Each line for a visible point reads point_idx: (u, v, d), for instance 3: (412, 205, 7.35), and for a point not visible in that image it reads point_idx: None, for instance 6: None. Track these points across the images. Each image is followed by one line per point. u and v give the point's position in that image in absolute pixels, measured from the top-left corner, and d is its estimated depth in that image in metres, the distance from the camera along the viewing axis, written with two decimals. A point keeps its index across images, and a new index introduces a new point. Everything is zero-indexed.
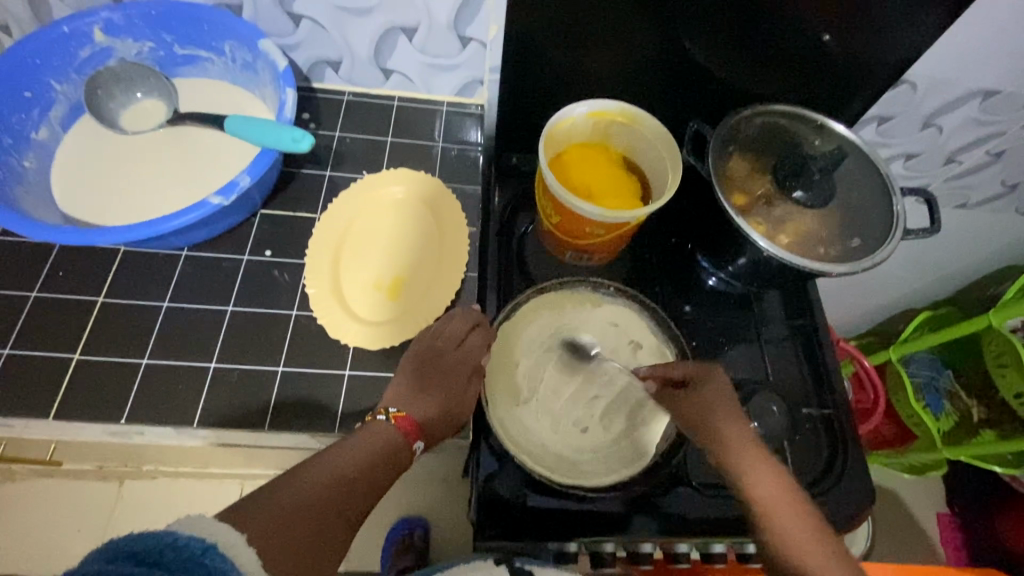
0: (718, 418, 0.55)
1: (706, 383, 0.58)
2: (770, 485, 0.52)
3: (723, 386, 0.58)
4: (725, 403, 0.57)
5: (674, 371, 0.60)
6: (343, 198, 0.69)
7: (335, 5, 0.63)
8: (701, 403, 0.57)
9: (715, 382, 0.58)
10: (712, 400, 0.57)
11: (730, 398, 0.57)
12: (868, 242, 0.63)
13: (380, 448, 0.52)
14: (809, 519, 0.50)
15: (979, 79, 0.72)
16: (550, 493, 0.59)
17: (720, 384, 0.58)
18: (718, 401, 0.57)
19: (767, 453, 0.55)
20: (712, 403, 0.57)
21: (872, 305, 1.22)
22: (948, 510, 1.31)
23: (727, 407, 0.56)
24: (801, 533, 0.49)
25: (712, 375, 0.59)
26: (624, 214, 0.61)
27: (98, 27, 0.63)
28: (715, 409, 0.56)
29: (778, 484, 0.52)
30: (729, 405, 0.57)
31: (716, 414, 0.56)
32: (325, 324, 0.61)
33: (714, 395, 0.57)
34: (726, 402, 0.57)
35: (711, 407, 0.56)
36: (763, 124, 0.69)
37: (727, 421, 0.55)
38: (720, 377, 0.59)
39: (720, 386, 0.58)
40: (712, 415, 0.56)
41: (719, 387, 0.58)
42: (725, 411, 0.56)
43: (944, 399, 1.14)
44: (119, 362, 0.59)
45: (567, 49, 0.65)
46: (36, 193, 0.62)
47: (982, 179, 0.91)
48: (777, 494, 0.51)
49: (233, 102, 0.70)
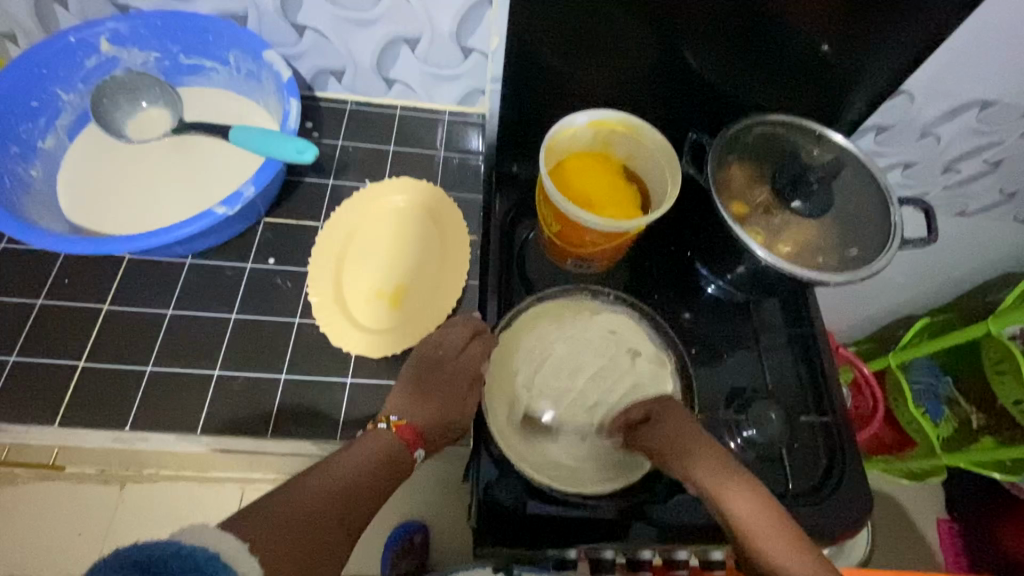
0: (678, 445, 0.57)
1: (663, 414, 0.60)
2: (742, 503, 0.52)
3: (681, 414, 0.60)
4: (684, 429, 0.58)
5: (636, 410, 0.61)
6: (346, 206, 0.69)
7: (338, 16, 0.64)
8: (660, 434, 0.58)
9: (674, 411, 0.60)
10: (670, 427, 0.58)
11: (687, 423, 0.59)
12: (865, 252, 0.64)
13: (382, 458, 0.53)
14: (785, 532, 0.49)
15: (976, 90, 0.72)
16: (550, 499, 0.60)
17: (675, 412, 0.60)
18: (676, 429, 0.58)
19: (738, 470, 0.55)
20: (673, 431, 0.58)
21: (872, 312, 1.23)
22: (948, 516, 1.31)
23: (688, 433, 0.57)
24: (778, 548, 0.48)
25: (666, 405, 0.61)
26: (624, 224, 0.61)
27: (104, 37, 0.64)
28: (674, 437, 0.57)
29: (750, 500, 0.52)
30: (689, 429, 0.58)
31: (676, 441, 0.57)
32: (328, 332, 0.62)
33: (670, 424, 0.58)
34: (686, 429, 0.58)
35: (672, 435, 0.57)
36: (762, 134, 0.70)
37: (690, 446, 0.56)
38: (676, 406, 0.60)
39: (674, 413, 0.60)
40: (675, 442, 0.57)
41: (676, 415, 0.59)
42: (683, 436, 0.57)
43: (943, 405, 1.15)
44: (124, 369, 0.59)
45: (568, 60, 0.65)
46: (43, 202, 0.63)
47: (979, 188, 0.92)
48: (750, 511, 0.51)
49: (237, 112, 0.70)
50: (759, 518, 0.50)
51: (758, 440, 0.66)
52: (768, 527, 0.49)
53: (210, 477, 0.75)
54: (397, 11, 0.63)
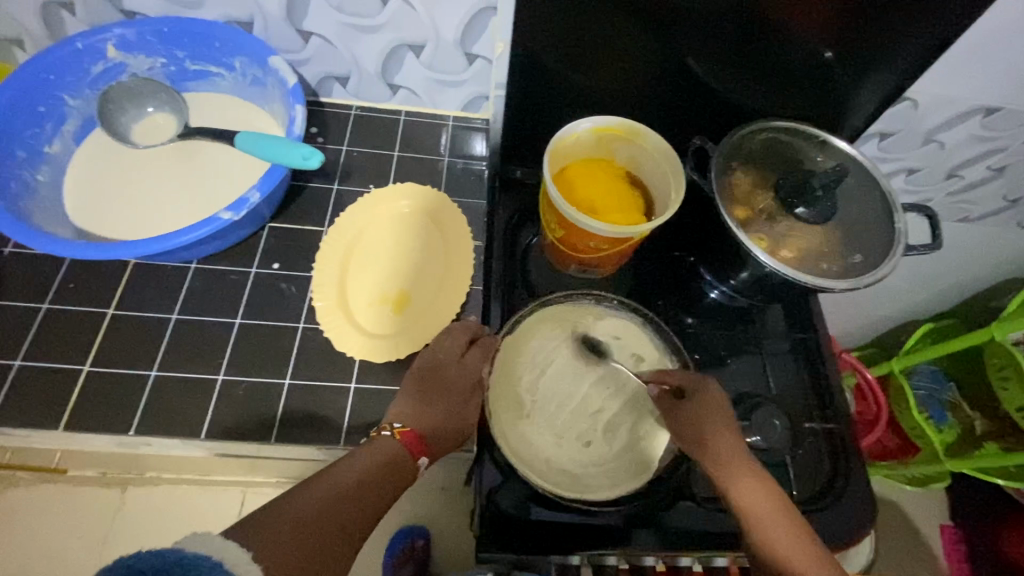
0: (710, 428, 0.57)
1: (701, 392, 0.60)
2: (749, 494, 0.54)
3: (718, 395, 0.60)
4: (718, 414, 0.58)
5: (670, 379, 0.62)
6: (350, 211, 0.69)
7: (344, 22, 0.64)
8: (695, 413, 0.58)
9: (702, 391, 0.60)
10: (705, 409, 0.59)
11: (723, 407, 0.59)
12: (869, 258, 0.64)
13: (384, 463, 0.54)
14: (787, 527, 0.52)
15: (979, 97, 0.72)
16: (552, 506, 0.60)
17: (713, 395, 0.60)
18: (712, 412, 0.59)
19: (751, 461, 0.56)
20: (695, 414, 0.58)
21: (874, 317, 1.23)
22: (951, 522, 1.30)
23: (720, 418, 0.58)
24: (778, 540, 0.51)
25: (707, 387, 0.60)
26: (628, 230, 0.62)
27: (111, 43, 0.64)
28: (706, 419, 0.58)
29: (757, 492, 0.54)
30: (723, 415, 0.59)
31: (708, 424, 0.58)
32: (332, 337, 0.62)
33: (706, 406, 0.59)
34: (720, 413, 0.59)
35: (694, 418, 0.58)
36: (765, 140, 0.70)
37: (720, 432, 0.57)
38: (715, 389, 0.60)
39: (713, 395, 0.60)
40: (694, 426, 0.58)
41: (714, 397, 0.60)
42: (717, 421, 0.58)
43: (947, 411, 1.14)
44: (128, 373, 0.60)
45: (573, 67, 0.66)
46: (49, 207, 0.63)
47: (983, 194, 0.92)
48: (754, 503, 0.53)
49: (242, 117, 0.71)
50: (771, 513, 0.53)
51: (763, 447, 0.66)
52: (778, 522, 0.52)
53: (212, 480, 0.75)
54: (402, 17, 0.63)
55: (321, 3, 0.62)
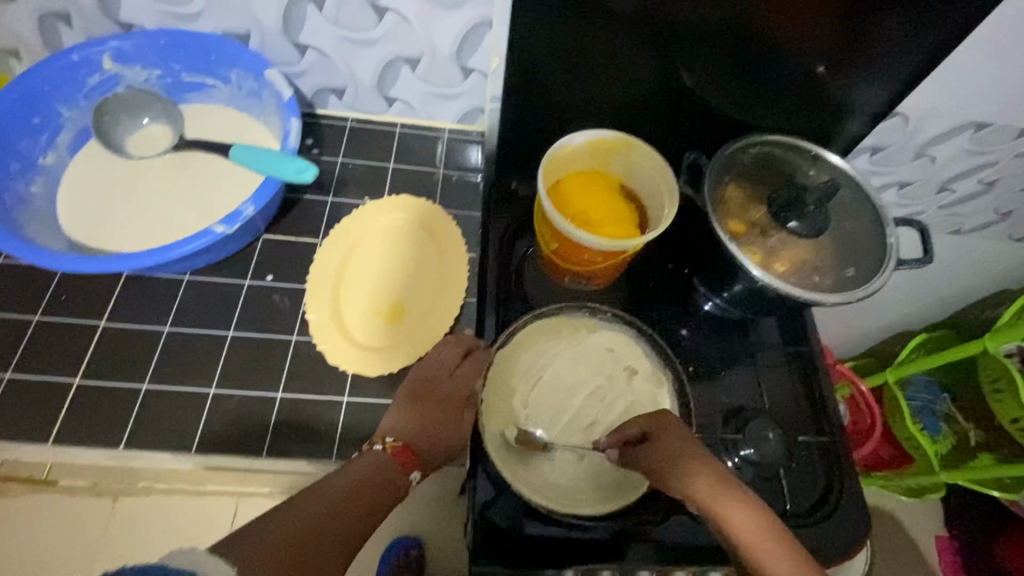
0: (677, 465, 0.54)
1: (659, 429, 0.58)
2: (741, 517, 0.49)
3: (675, 426, 0.58)
4: (681, 449, 0.55)
5: (631, 428, 0.59)
6: (344, 224, 0.70)
7: (340, 36, 0.64)
8: (657, 453, 0.55)
9: (669, 426, 0.58)
10: (666, 446, 0.56)
11: (683, 437, 0.56)
12: (862, 272, 0.64)
13: (378, 472, 0.54)
14: (793, 547, 0.46)
15: (969, 112, 0.73)
16: (546, 520, 0.59)
17: (671, 428, 0.57)
18: (673, 447, 0.55)
19: (733, 481, 0.52)
20: (662, 447, 0.56)
21: (869, 327, 1.23)
22: (946, 533, 1.30)
23: (689, 451, 0.55)
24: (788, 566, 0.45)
25: (665, 420, 0.59)
26: (621, 243, 0.62)
27: (107, 55, 0.64)
28: (674, 456, 0.54)
29: (748, 514, 0.49)
30: (688, 442, 0.56)
31: (677, 461, 0.54)
32: (325, 351, 0.62)
33: (665, 443, 0.56)
34: (685, 448, 0.55)
35: (660, 450, 0.55)
36: (757, 154, 0.71)
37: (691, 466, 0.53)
38: (671, 420, 0.59)
39: (671, 429, 0.57)
40: (663, 456, 0.55)
41: (674, 431, 0.57)
42: (680, 455, 0.54)
43: (942, 421, 1.14)
44: (119, 386, 0.59)
45: (567, 81, 0.66)
46: (42, 219, 0.63)
47: (974, 207, 0.93)
48: (749, 526, 0.48)
49: (238, 129, 0.71)
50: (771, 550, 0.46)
51: (758, 460, 0.66)
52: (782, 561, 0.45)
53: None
54: (398, 31, 0.64)
55: (318, 17, 0.63)
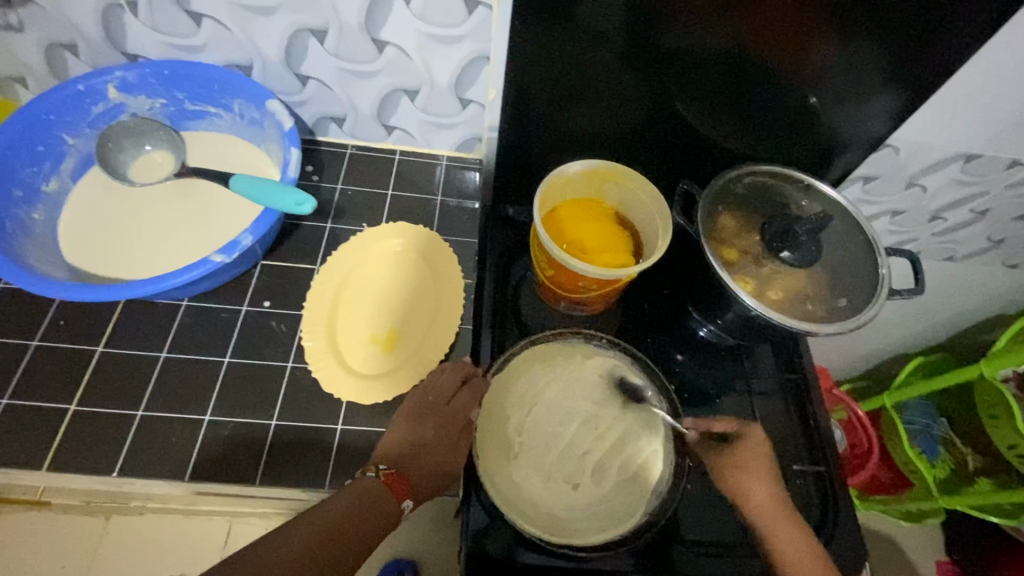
0: (754, 478, 0.60)
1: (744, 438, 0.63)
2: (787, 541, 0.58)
3: (761, 440, 0.63)
4: (762, 462, 0.61)
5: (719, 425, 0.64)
6: (342, 250, 0.70)
7: (340, 67, 0.66)
8: (741, 460, 0.61)
9: (753, 435, 0.63)
10: (752, 457, 0.61)
11: (763, 455, 0.62)
12: (854, 303, 0.64)
13: (364, 504, 0.53)
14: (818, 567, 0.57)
15: (958, 145, 0.74)
16: (540, 550, 0.58)
17: (756, 441, 0.62)
18: (756, 460, 0.61)
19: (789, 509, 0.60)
20: (738, 458, 0.61)
21: (865, 350, 1.24)
22: (947, 558, 1.29)
23: (766, 465, 0.61)
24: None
25: (750, 430, 0.63)
26: (615, 272, 0.62)
27: (112, 85, 0.66)
28: (751, 466, 0.61)
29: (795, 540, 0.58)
30: (762, 461, 0.61)
31: (754, 470, 0.61)
32: (320, 377, 0.62)
33: (749, 454, 0.62)
34: (762, 460, 0.62)
35: (736, 464, 0.61)
36: (751, 184, 0.72)
37: (761, 480, 0.60)
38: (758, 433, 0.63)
39: (755, 442, 0.62)
40: (736, 471, 0.61)
41: (756, 445, 0.62)
42: (759, 469, 0.61)
43: (940, 446, 1.14)
44: (114, 413, 0.59)
45: (563, 113, 0.68)
46: (43, 245, 0.64)
47: (967, 235, 0.94)
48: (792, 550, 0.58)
49: (239, 157, 0.72)
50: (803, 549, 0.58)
51: None
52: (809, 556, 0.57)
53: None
54: (398, 63, 0.65)
55: (319, 49, 0.64)
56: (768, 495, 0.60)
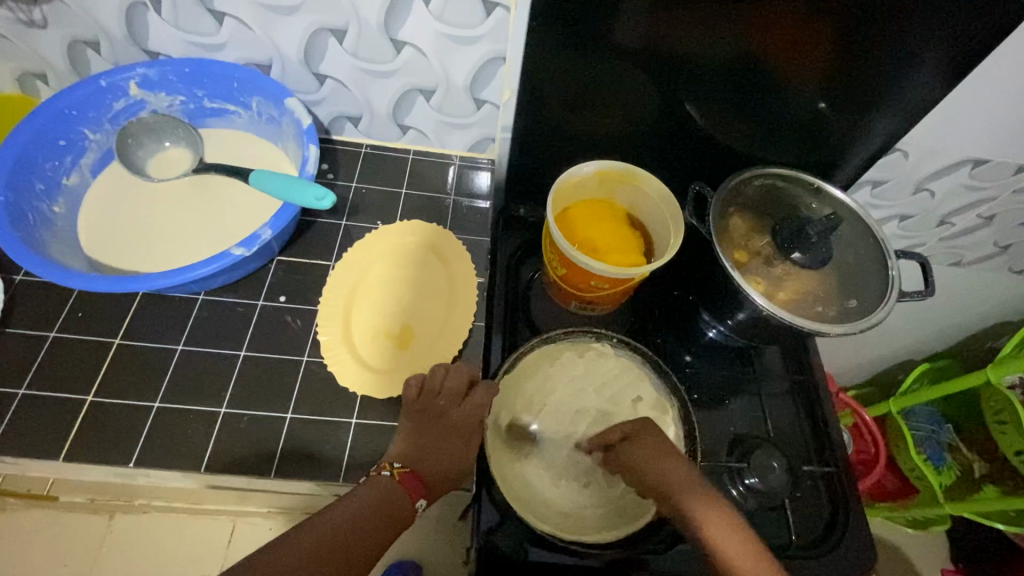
0: (658, 462, 0.58)
1: (640, 434, 0.61)
2: (711, 521, 0.55)
3: (656, 433, 0.61)
4: (663, 451, 0.59)
5: (613, 432, 0.62)
6: (356, 248, 0.71)
7: (358, 67, 0.67)
8: (639, 453, 0.59)
9: (647, 430, 0.61)
10: (645, 449, 0.59)
11: (665, 446, 0.60)
12: (864, 304, 0.65)
13: (379, 507, 0.53)
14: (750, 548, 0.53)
15: (968, 149, 0.75)
16: (551, 547, 0.59)
17: (652, 431, 0.61)
18: (654, 449, 0.59)
19: (709, 490, 0.57)
20: (643, 452, 0.59)
21: (871, 356, 1.24)
22: (951, 566, 1.29)
23: (664, 453, 0.59)
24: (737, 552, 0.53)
25: (644, 426, 0.61)
26: (629, 271, 0.63)
27: (134, 81, 0.66)
28: (652, 456, 0.59)
29: (719, 519, 0.55)
30: (661, 451, 0.59)
31: (657, 459, 0.59)
32: (335, 372, 0.63)
33: (649, 445, 0.60)
34: (662, 449, 0.59)
35: (644, 456, 0.59)
36: (762, 185, 0.72)
37: (668, 466, 0.58)
38: (651, 427, 0.61)
39: (655, 435, 0.61)
40: (644, 462, 0.59)
41: (652, 436, 0.60)
42: (661, 458, 0.59)
43: (946, 452, 1.14)
44: (131, 404, 0.60)
45: (576, 114, 0.69)
46: (63, 238, 0.64)
47: (974, 240, 0.94)
48: (717, 528, 0.54)
49: (257, 154, 0.73)
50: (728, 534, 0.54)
51: (761, 489, 0.65)
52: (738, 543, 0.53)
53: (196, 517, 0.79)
54: (415, 63, 0.66)
55: (339, 49, 0.65)
56: (681, 476, 0.58)
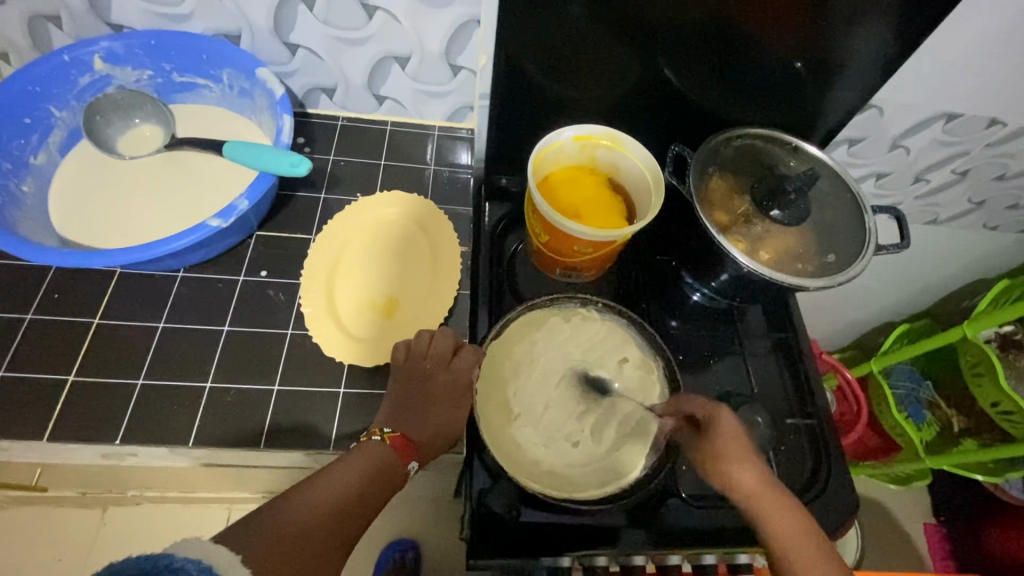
0: (728, 462, 0.57)
1: (713, 424, 0.59)
2: (779, 520, 0.54)
3: (730, 421, 0.59)
4: (736, 442, 0.58)
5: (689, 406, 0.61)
6: (336, 221, 0.70)
7: (331, 35, 0.66)
8: (714, 445, 0.58)
9: (721, 419, 0.59)
10: (723, 440, 0.58)
11: (739, 442, 0.58)
12: (842, 258, 0.66)
13: (373, 469, 0.54)
14: (813, 547, 0.53)
15: (941, 104, 0.76)
16: (540, 507, 0.61)
17: (733, 428, 0.59)
18: (727, 440, 0.58)
19: (779, 489, 0.56)
20: (712, 445, 0.58)
21: (852, 317, 1.26)
22: (934, 520, 1.34)
23: (741, 446, 0.58)
24: (801, 554, 0.52)
25: (719, 415, 0.59)
26: (610, 233, 0.63)
27: (98, 55, 0.65)
28: (725, 452, 0.57)
29: (789, 520, 0.54)
30: (737, 444, 0.58)
31: (729, 456, 0.57)
32: (320, 343, 0.62)
33: (723, 438, 0.58)
34: (739, 444, 0.58)
35: (713, 450, 0.58)
36: (740, 147, 0.73)
37: (739, 463, 0.57)
38: (727, 417, 0.59)
39: (727, 428, 0.58)
40: (715, 455, 0.58)
41: (728, 428, 0.58)
42: (735, 457, 0.57)
43: (925, 409, 1.17)
44: (115, 382, 0.59)
45: (554, 79, 0.68)
46: (33, 217, 0.63)
47: (949, 197, 0.96)
48: (787, 530, 0.54)
49: (231, 129, 0.72)
50: (795, 530, 0.54)
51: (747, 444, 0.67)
52: (802, 541, 0.53)
53: (194, 498, 0.84)
54: (388, 29, 0.65)
55: (309, 16, 0.64)
56: (754, 475, 0.56)
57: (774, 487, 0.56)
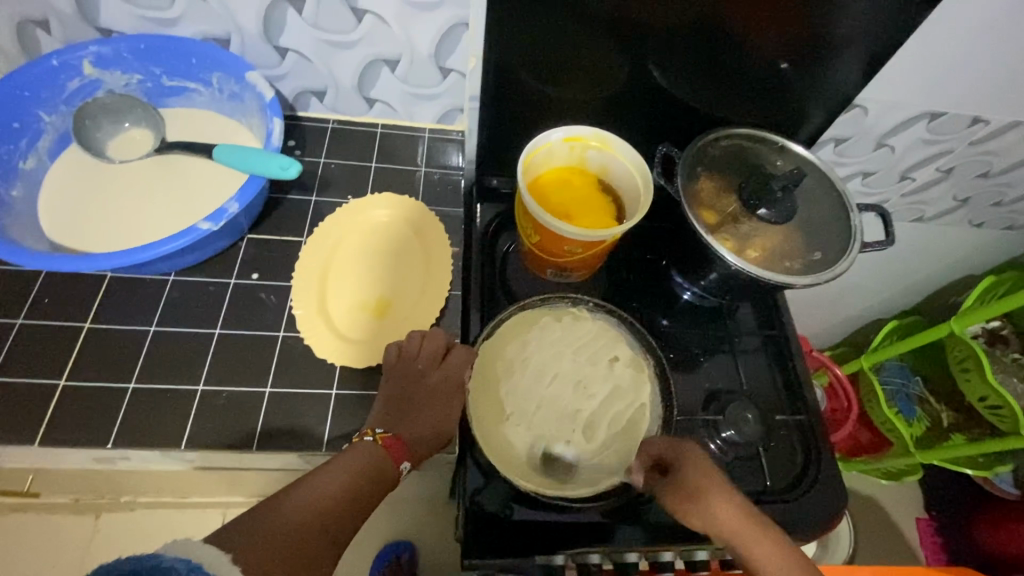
0: (708, 499, 0.56)
1: (681, 458, 0.59)
2: (766, 553, 0.54)
3: (696, 454, 0.59)
4: (707, 475, 0.58)
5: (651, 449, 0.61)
6: (328, 223, 0.71)
7: (320, 38, 0.66)
8: (689, 482, 0.57)
9: (688, 452, 0.59)
10: (696, 476, 0.57)
11: (711, 475, 0.58)
12: (828, 255, 0.67)
13: (366, 468, 0.54)
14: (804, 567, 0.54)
15: (924, 103, 0.77)
16: (532, 505, 0.61)
17: (700, 460, 0.59)
18: (699, 475, 0.57)
19: (760, 518, 0.56)
20: (687, 482, 0.57)
21: (842, 314, 1.28)
22: (926, 515, 1.35)
23: (714, 480, 0.57)
24: None
25: (684, 450, 0.59)
26: (600, 233, 0.64)
27: (87, 60, 0.65)
28: (703, 488, 0.56)
29: (776, 550, 0.54)
30: (709, 476, 0.57)
31: (708, 493, 0.56)
32: (312, 345, 0.63)
33: (695, 474, 0.57)
34: (711, 478, 0.57)
35: (689, 486, 0.57)
36: (727, 146, 0.74)
37: (719, 500, 0.56)
38: (692, 450, 0.59)
39: (695, 462, 0.58)
40: (692, 492, 0.57)
41: (696, 463, 0.58)
42: (712, 491, 0.56)
43: (915, 405, 1.18)
44: (107, 386, 0.59)
45: (542, 81, 0.68)
46: (23, 222, 0.63)
47: (934, 195, 0.97)
48: (776, 562, 0.53)
49: (221, 132, 0.72)
50: (784, 559, 0.54)
51: (737, 440, 0.68)
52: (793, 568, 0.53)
53: (188, 502, 0.84)
54: (377, 32, 0.66)
55: (299, 20, 0.64)
56: (733, 510, 0.55)
57: (753, 518, 0.56)
